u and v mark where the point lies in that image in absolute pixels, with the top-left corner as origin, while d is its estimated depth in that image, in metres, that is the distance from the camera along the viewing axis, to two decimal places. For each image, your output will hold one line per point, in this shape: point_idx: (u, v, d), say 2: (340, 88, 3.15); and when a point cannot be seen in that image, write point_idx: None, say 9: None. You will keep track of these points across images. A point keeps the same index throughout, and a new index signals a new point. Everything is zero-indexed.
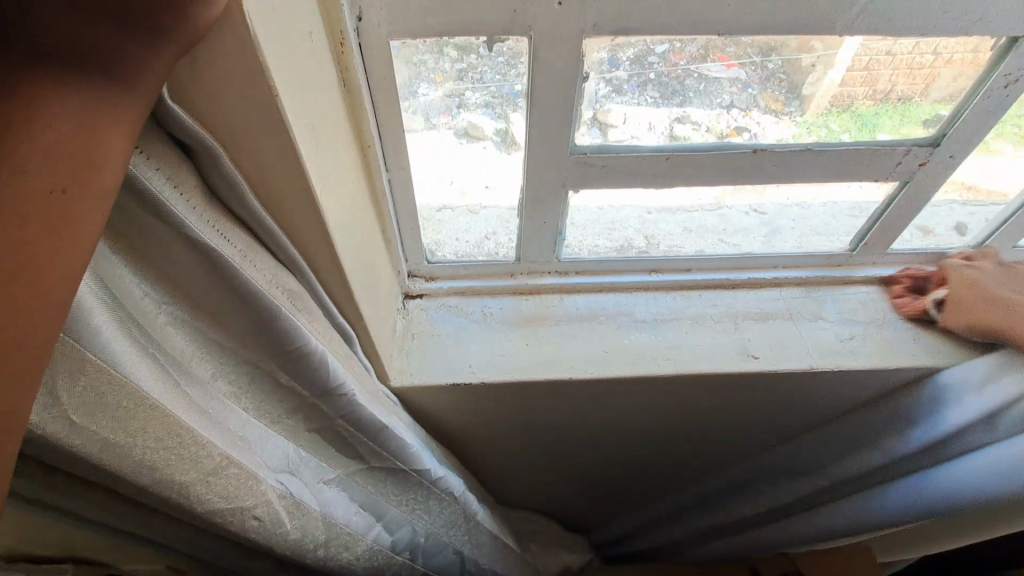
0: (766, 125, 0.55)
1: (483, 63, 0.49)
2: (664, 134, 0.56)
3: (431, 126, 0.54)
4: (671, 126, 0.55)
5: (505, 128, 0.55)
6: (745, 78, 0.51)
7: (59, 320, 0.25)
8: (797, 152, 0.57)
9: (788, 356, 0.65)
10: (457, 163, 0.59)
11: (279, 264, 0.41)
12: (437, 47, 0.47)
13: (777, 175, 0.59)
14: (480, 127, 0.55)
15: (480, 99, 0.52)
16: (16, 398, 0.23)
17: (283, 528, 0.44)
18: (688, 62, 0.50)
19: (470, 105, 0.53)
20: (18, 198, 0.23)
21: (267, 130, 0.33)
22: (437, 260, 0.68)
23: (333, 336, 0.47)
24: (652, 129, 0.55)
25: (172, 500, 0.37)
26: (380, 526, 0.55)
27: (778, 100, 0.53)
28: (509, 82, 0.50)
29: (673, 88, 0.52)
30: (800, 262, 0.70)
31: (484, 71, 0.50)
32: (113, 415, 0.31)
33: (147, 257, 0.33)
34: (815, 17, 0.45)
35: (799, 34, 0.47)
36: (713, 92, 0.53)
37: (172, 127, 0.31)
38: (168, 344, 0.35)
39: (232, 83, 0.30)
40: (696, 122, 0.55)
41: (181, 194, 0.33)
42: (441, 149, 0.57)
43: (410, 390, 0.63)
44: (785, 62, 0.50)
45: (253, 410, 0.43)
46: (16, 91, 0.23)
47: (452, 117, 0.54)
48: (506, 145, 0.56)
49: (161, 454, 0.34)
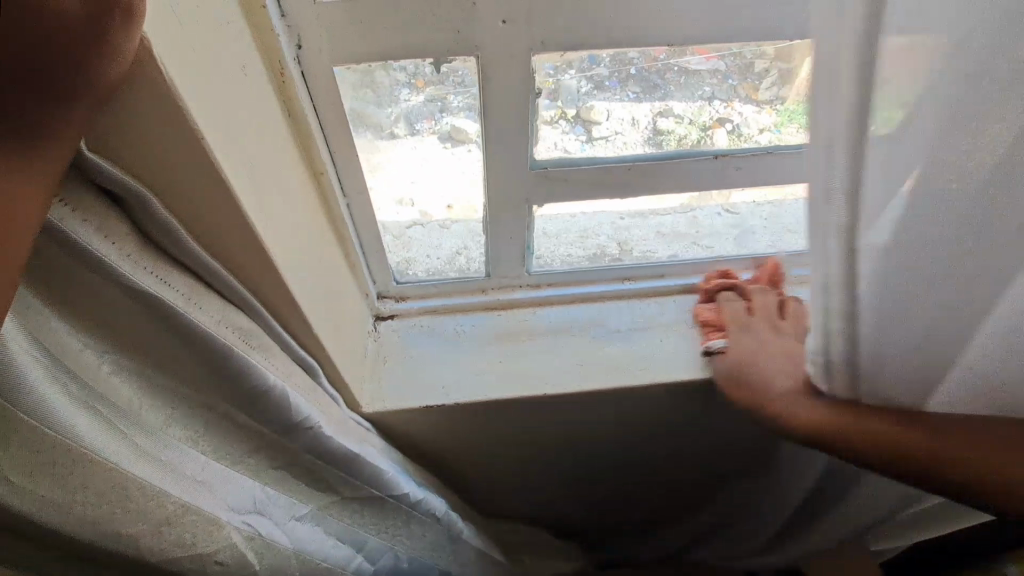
0: (748, 115, 0.54)
1: (432, 83, 0.48)
2: (647, 129, 0.54)
3: (415, 132, 0.53)
4: (654, 121, 0.54)
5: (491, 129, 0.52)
6: (725, 69, 0.50)
7: None
8: (758, 156, 0.56)
9: None
10: (436, 170, 0.57)
11: (230, 303, 0.40)
12: (384, 70, 0.46)
13: (741, 179, 0.59)
14: (465, 129, 0.53)
15: (463, 102, 0.50)
16: None
17: (252, 568, 0.43)
18: (668, 56, 0.48)
19: (453, 108, 0.51)
20: None
21: (197, 174, 0.32)
22: (407, 279, 0.67)
23: (294, 371, 0.46)
24: (635, 124, 0.54)
25: (125, 551, 0.36)
26: (361, 556, 0.54)
27: (757, 89, 0.52)
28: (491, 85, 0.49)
29: (654, 82, 0.51)
30: None
31: (465, 75, 0.47)
32: (50, 472, 0.31)
33: (83, 310, 0.32)
34: (764, 22, 0.45)
35: (750, 40, 0.47)
36: (694, 84, 0.51)
37: (98, 177, 0.30)
38: (113, 394, 0.34)
39: (154, 129, 0.29)
40: (678, 115, 0.54)
41: (113, 244, 0.32)
42: (429, 156, 0.55)
43: (384, 415, 0.62)
44: (763, 50, 0.48)
45: (213, 453, 0.41)
46: None
47: (437, 121, 0.52)
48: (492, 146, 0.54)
49: (105, 508, 0.33)
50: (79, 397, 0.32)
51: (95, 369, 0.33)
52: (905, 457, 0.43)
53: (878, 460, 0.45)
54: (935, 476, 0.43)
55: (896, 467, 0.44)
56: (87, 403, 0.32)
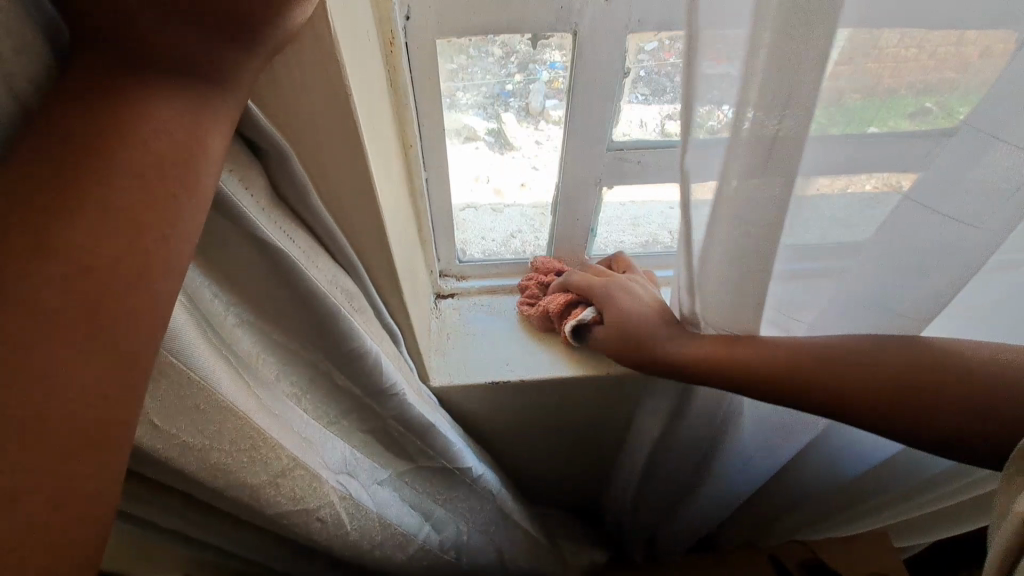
0: None
1: (473, 63, 0.50)
2: (656, 131, 0.56)
3: (456, 137, 0.56)
4: (662, 122, 0.55)
5: (498, 128, 0.56)
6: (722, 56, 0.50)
7: (161, 327, 0.25)
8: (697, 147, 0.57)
9: None
10: (493, 162, 0.60)
11: (336, 263, 0.41)
12: (459, 56, 0.49)
13: None
14: (474, 127, 0.56)
15: (471, 100, 0.53)
16: (116, 408, 0.23)
17: (344, 528, 0.44)
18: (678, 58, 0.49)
19: (462, 105, 0.54)
20: (126, 202, 0.23)
21: (334, 129, 0.33)
22: (468, 259, 0.70)
23: (383, 336, 0.47)
24: (643, 125, 0.55)
25: (244, 502, 0.37)
26: (428, 525, 0.55)
27: None
28: (498, 82, 0.52)
29: (664, 85, 0.52)
30: None
31: (476, 70, 0.50)
32: (189, 419, 0.31)
33: (221, 265, 0.33)
34: None
35: None
36: None
37: (246, 130, 0.31)
38: (236, 345, 0.35)
39: (305, 84, 0.30)
40: None
41: (253, 197, 0.33)
42: (474, 154, 0.59)
43: (448, 389, 0.63)
44: None
45: (312, 411, 0.42)
46: (121, 93, 0.24)
47: (450, 117, 0.54)
48: (501, 145, 0.58)
49: (234, 457, 0.34)
50: (215, 344, 0.33)
51: (223, 318, 0.34)
52: (771, 379, 0.45)
53: (763, 381, 0.46)
54: (786, 387, 0.45)
55: (820, 391, 0.44)
56: (220, 352, 0.33)
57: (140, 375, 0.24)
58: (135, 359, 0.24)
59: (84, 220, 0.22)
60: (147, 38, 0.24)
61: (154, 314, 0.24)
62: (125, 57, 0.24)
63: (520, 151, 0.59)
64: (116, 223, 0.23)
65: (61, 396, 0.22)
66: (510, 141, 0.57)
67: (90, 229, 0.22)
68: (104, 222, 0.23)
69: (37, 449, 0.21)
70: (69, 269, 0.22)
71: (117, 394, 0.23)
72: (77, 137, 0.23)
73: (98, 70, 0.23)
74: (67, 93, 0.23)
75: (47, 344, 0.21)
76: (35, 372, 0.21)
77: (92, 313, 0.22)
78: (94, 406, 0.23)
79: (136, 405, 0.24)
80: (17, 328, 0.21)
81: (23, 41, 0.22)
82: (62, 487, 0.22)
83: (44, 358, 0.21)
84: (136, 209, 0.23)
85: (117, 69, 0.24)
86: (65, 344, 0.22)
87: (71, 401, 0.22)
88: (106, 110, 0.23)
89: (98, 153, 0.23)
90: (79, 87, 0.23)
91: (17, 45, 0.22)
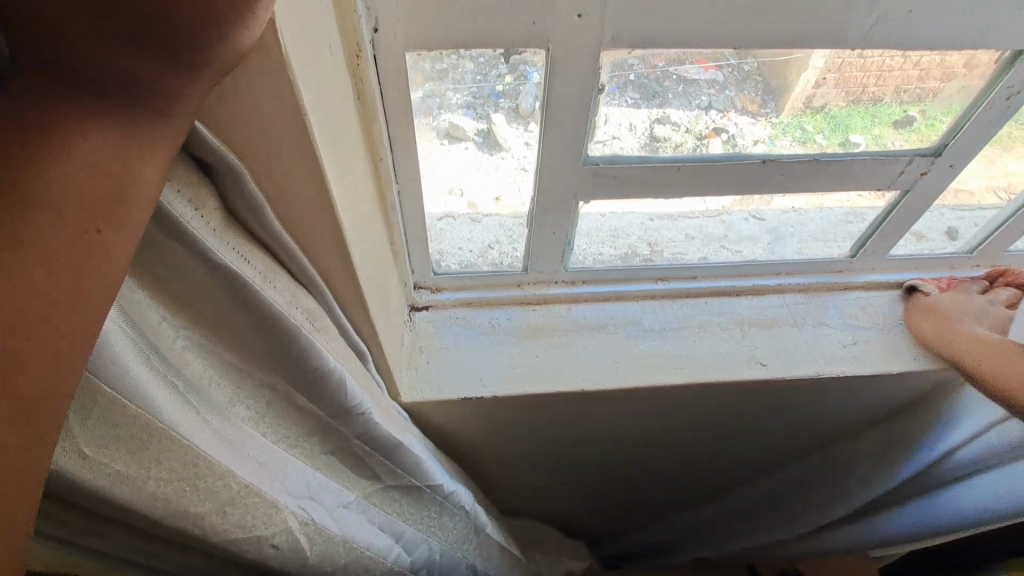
0: (743, 125, 0.55)
1: (463, 62, 0.47)
2: (645, 135, 0.55)
3: (444, 138, 0.55)
4: (651, 127, 0.54)
5: (488, 128, 0.54)
6: (722, 80, 0.51)
7: (80, 363, 0.23)
8: (672, 170, 0.57)
9: (705, 367, 0.66)
10: (469, 174, 0.59)
11: (297, 284, 0.40)
12: (434, 62, 0.47)
13: (684, 188, 0.60)
14: (462, 127, 0.54)
15: (461, 99, 0.51)
16: (25, 453, 0.21)
17: (304, 554, 0.43)
18: (665, 64, 0.49)
19: (451, 105, 0.52)
20: (40, 233, 0.21)
21: (292, 148, 0.32)
22: (443, 270, 0.68)
23: (349, 355, 0.46)
24: (632, 130, 0.54)
25: (187, 532, 0.35)
26: (399, 546, 0.54)
27: (755, 101, 0.53)
28: (488, 82, 0.50)
29: (652, 89, 0.51)
30: (715, 272, 0.71)
31: (465, 71, 0.48)
32: (126, 448, 0.30)
33: (167, 287, 0.32)
34: (778, 33, 0.46)
35: (761, 48, 0.47)
36: (692, 93, 0.52)
37: (197, 149, 0.30)
38: (185, 369, 0.34)
39: (260, 104, 0.29)
40: (675, 122, 0.54)
41: (202, 217, 0.31)
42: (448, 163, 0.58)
43: (420, 405, 0.62)
44: (762, 64, 0.50)
45: (270, 435, 0.41)
46: (42, 117, 0.22)
47: (435, 118, 0.52)
48: (489, 146, 0.56)
49: (175, 486, 0.33)
50: (161, 371, 0.31)
51: (171, 342, 0.33)
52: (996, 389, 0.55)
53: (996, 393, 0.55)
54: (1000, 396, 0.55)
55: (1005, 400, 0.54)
56: (167, 378, 0.32)
57: (40, 432, 0.21)
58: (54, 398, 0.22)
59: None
60: (74, 59, 0.22)
61: (74, 351, 0.22)
62: (44, 73, 0.22)
63: (509, 152, 0.57)
64: (32, 267, 0.21)
65: None
66: (499, 142, 0.55)
67: (4, 272, 0.20)
68: (19, 259, 0.21)
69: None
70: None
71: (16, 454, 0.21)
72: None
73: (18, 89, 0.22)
74: None
75: None
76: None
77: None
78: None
79: (44, 451, 0.22)
80: None
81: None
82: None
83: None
84: (57, 253, 0.22)
85: (40, 90, 0.22)
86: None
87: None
88: (27, 141, 0.22)
89: (17, 189, 0.21)
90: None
91: None
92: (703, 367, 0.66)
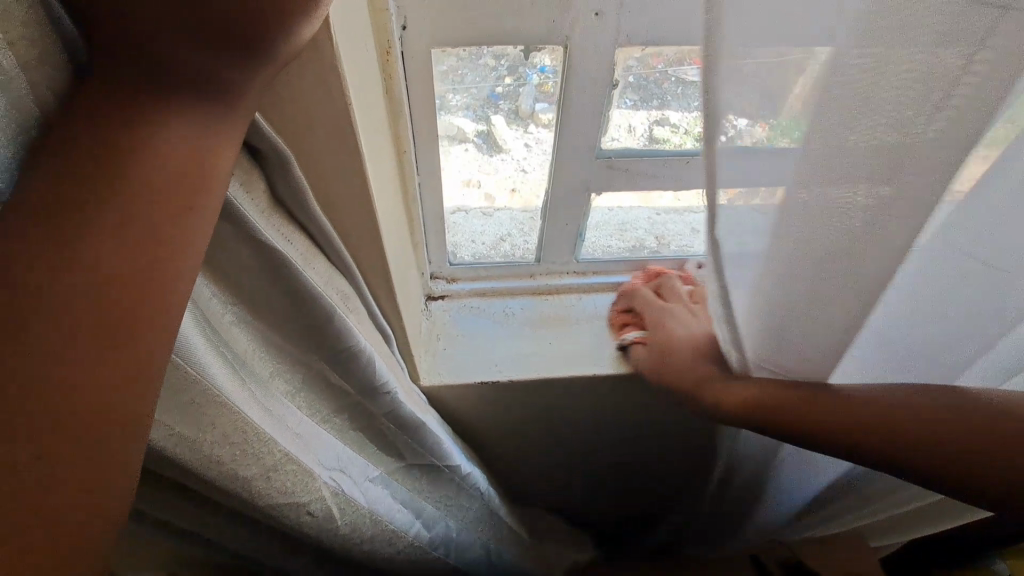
0: None
1: (462, 65, 0.51)
2: (643, 136, 0.58)
3: (448, 139, 0.57)
4: (650, 128, 0.57)
5: (487, 129, 0.57)
6: None
7: (174, 324, 0.26)
8: (682, 163, 0.59)
9: None
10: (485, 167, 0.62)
11: (333, 266, 0.42)
12: (451, 60, 0.50)
13: (692, 180, 0.62)
14: (463, 128, 0.57)
15: (461, 101, 0.54)
16: (133, 400, 0.24)
17: (335, 523, 0.45)
18: (665, 65, 0.52)
19: (452, 107, 0.54)
20: (137, 211, 0.24)
21: (333, 133, 0.34)
22: (458, 261, 0.70)
23: (376, 337, 0.48)
24: (631, 130, 0.57)
25: (236, 492, 0.38)
26: (419, 523, 0.56)
27: None
28: (489, 84, 0.53)
29: (651, 91, 0.54)
30: None
31: (465, 73, 0.51)
32: (185, 411, 0.32)
33: (220, 265, 0.35)
34: None
35: None
36: (690, 95, 0.55)
37: (251, 137, 0.32)
38: (233, 342, 0.36)
39: (309, 91, 0.32)
40: (674, 124, 0.57)
41: (253, 200, 0.34)
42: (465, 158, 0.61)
43: (438, 389, 0.65)
44: None
45: (306, 409, 0.43)
46: (132, 108, 0.25)
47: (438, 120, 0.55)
48: (489, 146, 0.59)
49: (227, 450, 0.35)
50: (214, 342, 0.34)
51: (220, 317, 0.35)
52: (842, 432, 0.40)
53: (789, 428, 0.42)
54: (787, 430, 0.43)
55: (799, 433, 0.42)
56: (219, 349, 0.34)
57: (148, 374, 0.25)
58: (154, 354, 0.25)
59: (97, 229, 0.23)
60: (157, 52, 0.24)
61: (169, 312, 0.25)
62: (130, 67, 0.24)
63: (509, 152, 0.60)
64: (132, 239, 0.24)
65: (69, 393, 0.23)
66: (500, 143, 0.58)
67: (108, 244, 0.24)
68: (121, 233, 0.24)
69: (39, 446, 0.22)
70: (77, 280, 0.23)
71: (123, 400, 0.24)
72: (90, 152, 0.24)
73: (108, 81, 0.24)
74: (77, 108, 0.24)
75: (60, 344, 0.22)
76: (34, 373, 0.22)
77: (99, 314, 0.23)
78: (106, 400, 0.24)
79: (144, 400, 0.25)
80: (42, 332, 0.22)
81: (34, 50, 0.23)
82: (70, 485, 0.23)
83: (43, 359, 0.22)
84: (153, 225, 0.25)
85: (125, 82, 0.24)
86: (66, 347, 0.23)
87: (69, 400, 0.23)
88: (121, 129, 0.24)
89: (117, 173, 0.24)
90: (91, 105, 0.24)
91: (37, 55, 0.23)
92: None
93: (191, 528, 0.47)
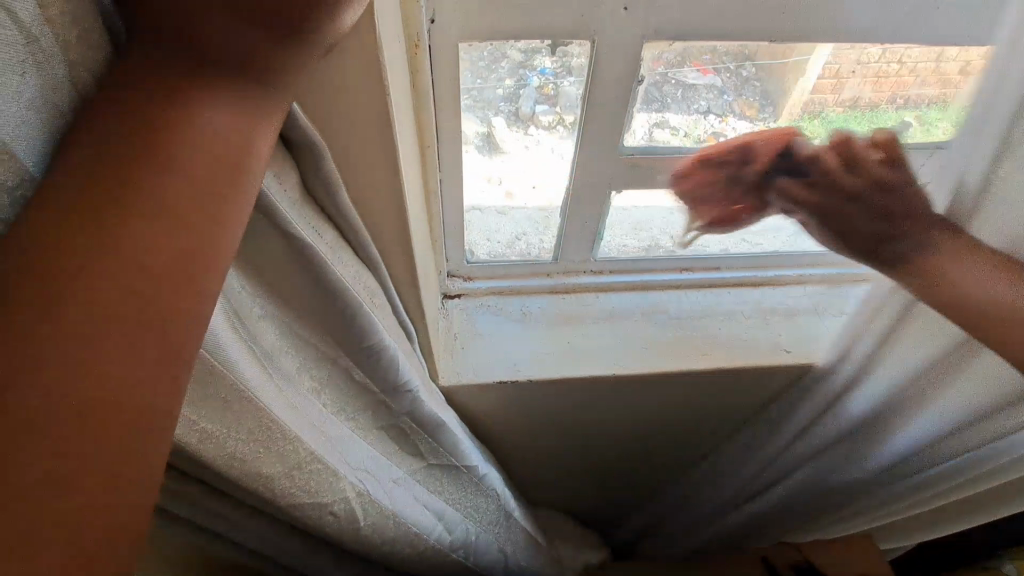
0: (742, 130, 0.57)
1: (470, 66, 0.50)
2: (647, 137, 0.58)
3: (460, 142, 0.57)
4: (650, 130, 0.57)
5: (488, 132, 0.57)
6: (721, 85, 0.54)
7: (208, 318, 0.24)
8: None
9: (729, 353, 0.68)
10: (505, 162, 0.61)
11: (360, 261, 0.41)
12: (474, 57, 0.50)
13: None
14: (468, 132, 0.56)
15: (467, 104, 0.54)
16: (166, 398, 0.22)
17: (357, 523, 0.45)
18: (666, 68, 0.52)
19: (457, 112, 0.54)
20: (175, 198, 0.23)
21: (367, 124, 0.34)
22: (475, 259, 0.70)
23: (400, 334, 0.47)
24: (635, 132, 0.57)
25: (261, 491, 0.38)
26: (441, 525, 0.55)
27: (752, 106, 0.55)
28: (492, 88, 0.53)
29: (653, 94, 0.54)
30: (739, 263, 0.73)
31: (475, 73, 0.51)
32: (215, 408, 0.32)
33: (251, 261, 0.34)
34: (812, 26, 0.48)
35: (794, 42, 0.49)
36: (691, 98, 0.55)
37: (288, 129, 0.32)
38: (262, 338, 0.36)
39: (347, 77, 0.31)
40: (675, 127, 0.57)
41: (286, 192, 0.33)
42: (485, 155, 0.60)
43: (456, 388, 0.64)
44: (758, 68, 0.53)
45: (331, 408, 0.43)
46: (178, 95, 0.24)
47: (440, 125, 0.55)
48: (489, 149, 0.59)
49: (252, 447, 0.35)
50: (245, 339, 0.33)
51: (251, 313, 0.35)
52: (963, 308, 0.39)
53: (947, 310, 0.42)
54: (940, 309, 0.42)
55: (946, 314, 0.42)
56: (248, 344, 0.33)
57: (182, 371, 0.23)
58: (188, 349, 0.23)
59: (135, 217, 0.22)
60: (209, 38, 0.24)
61: (203, 307, 0.23)
62: (181, 50, 0.24)
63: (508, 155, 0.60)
64: (169, 227, 0.23)
65: (101, 389, 0.20)
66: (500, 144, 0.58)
67: (145, 232, 0.22)
68: (159, 220, 0.22)
69: (52, 442, 0.19)
70: (114, 268, 0.21)
71: (158, 396, 0.22)
72: (132, 136, 0.23)
73: (156, 65, 0.24)
74: (121, 91, 0.23)
75: (91, 336, 0.20)
76: (55, 356, 0.20)
77: (136, 304, 0.21)
78: (137, 397, 0.21)
79: (178, 399, 0.23)
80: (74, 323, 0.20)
81: (74, 29, 0.22)
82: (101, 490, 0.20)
83: (75, 352, 0.20)
84: (192, 213, 0.23)
85: (173, 66, 0.24)
86: (97, 333, 0.21)
87: (100, 395, 0.20)
88: (165, 116, 0.24)
89: (158, 158, 0.23)
90: (128, 86, 0.23)
91: (82, 37, 0.22)
92: (728, 353, 0.68)
93: (211, 525, 0.47)
